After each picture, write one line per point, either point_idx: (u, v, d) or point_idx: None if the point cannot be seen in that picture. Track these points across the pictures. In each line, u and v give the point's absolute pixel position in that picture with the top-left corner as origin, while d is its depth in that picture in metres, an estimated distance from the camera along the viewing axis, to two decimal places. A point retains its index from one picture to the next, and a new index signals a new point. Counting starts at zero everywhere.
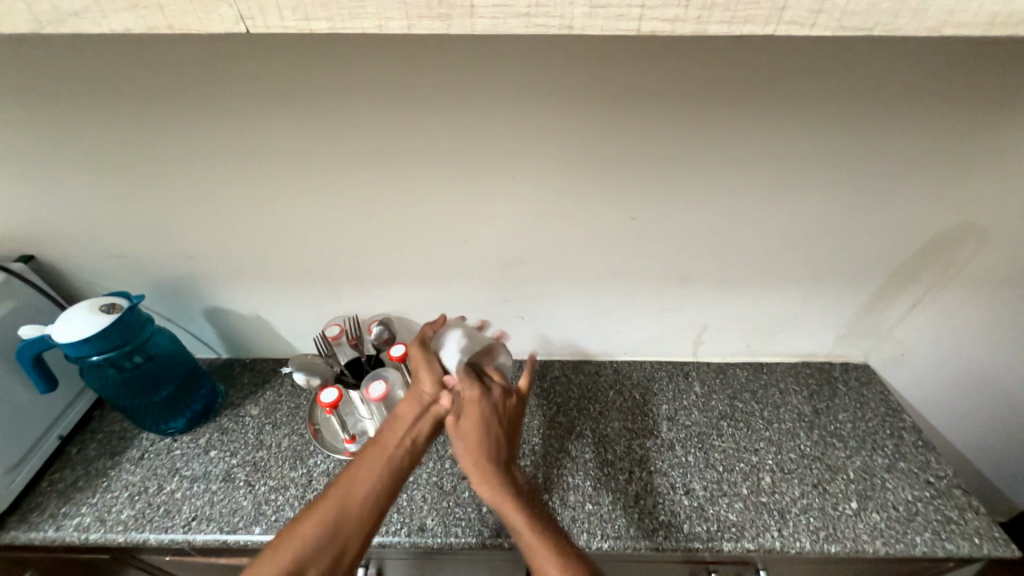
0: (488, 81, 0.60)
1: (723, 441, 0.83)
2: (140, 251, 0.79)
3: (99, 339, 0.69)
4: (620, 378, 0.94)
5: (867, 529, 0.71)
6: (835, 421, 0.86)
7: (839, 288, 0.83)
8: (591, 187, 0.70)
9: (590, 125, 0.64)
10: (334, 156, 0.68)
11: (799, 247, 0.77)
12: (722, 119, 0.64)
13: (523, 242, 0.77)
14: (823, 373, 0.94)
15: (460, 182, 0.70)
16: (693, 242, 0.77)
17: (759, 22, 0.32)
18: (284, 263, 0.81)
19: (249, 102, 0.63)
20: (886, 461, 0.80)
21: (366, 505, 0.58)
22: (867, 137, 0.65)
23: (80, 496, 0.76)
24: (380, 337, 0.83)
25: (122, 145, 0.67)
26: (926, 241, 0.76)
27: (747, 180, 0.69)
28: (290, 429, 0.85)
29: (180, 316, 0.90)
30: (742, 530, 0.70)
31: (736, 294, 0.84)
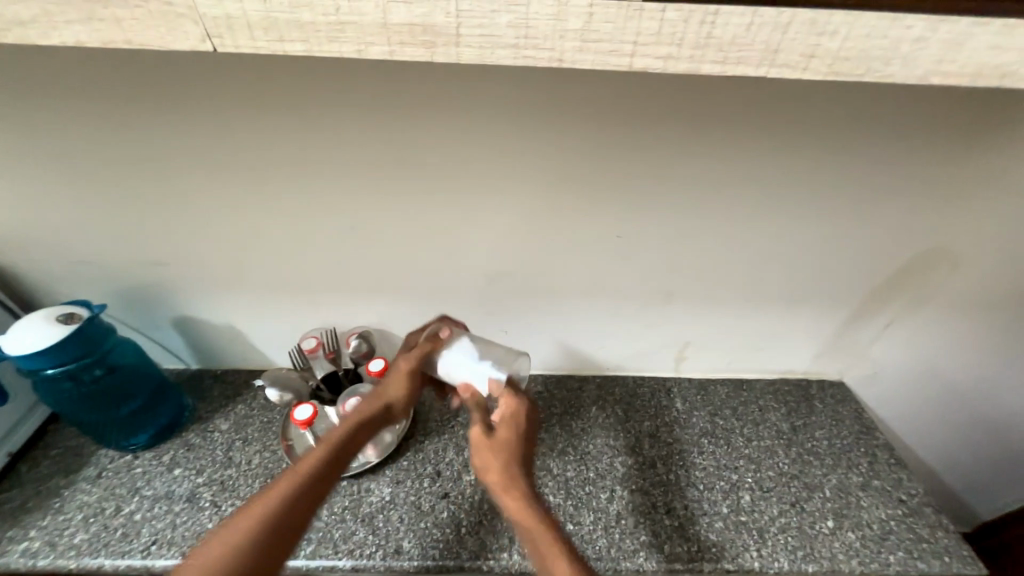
0: (475, 96, 0.59)
1: (704, 458, 0.83)
2: (105, 257, 0.75)
3: (53, 354, 0.65)
4: (603, 394, 0.93)
5: (842, 548, 0.71)
6: (812, 438, 0.87)
7: (817, 307, 0.85)
8: (577, 204, 0.70)
9: (578, 143, 0.64)
10: (313, 167, 0.65)
11: (780, 267, 0.79)
12: (707, 143, 0.64)
13: (508, 257, 0.76)
14: (800, 390, 0.95)
15: (445, 195, 0.69)
16: (677, 260, 0.77)
17: (752, 63, 0.32)
18: (259, 273, 0.78)
19: (225, 109, 0.60)
20: (861, 479, 0.81)
21: (292, 518, 0.52)
22: (847, 163, 0.66)
23: (29, 518, 0.71)
24: (357, 351, 0.81)
25: (87, 149, 0.63)
26: (900, 264, 0.78)
27: (730, 202, 0.70)
28: (261, 445, 0.82)
29: (146, 326, 0.86)
30: (723, 551, 0.70)
31: (718, 312, 0.85)
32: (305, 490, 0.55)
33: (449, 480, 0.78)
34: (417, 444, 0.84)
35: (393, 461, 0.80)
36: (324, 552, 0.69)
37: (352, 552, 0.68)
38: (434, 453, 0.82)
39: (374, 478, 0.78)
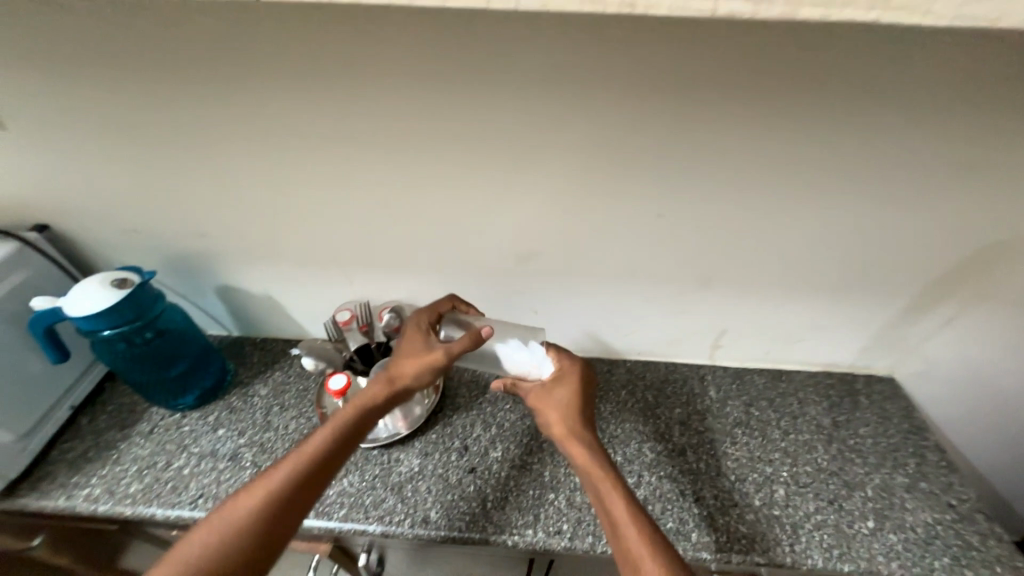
0: (517, 64, 0.57)
1: (736, 449, 0.81)
2: (153, 225, 0.78)
3: (111, 314, 0.68)
4: (633, 379, 0.92)
5: (882, 550, 0.68)
6: (855, 436, 0.83)
7: (871, 298, 0.79)
8: (616, 181, 0.67)
9: (621, 115, 0.60)
10: (350, 138, 0.65)
11: (833, 253, 0.74)
12: (763, 116, 0.59)
13: (541, 236, 0.74)
14: (844, 385, 0.91)
15: (479, 170, 0.67)
16: (720, 243, 0.73)
17: (862, 6, 0.30)
18: (296, 245, 0.79)
19: (263, 78, 0.60)
20: (907, 481, 0.77)
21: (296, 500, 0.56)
22: (922, 141, 0.60)
23: (90, 466, 0.77)
24: (388, 325, 0.80)
25: (136, 117, 0.65)
26: (971, 255, 0.71)
27: (784, 181, 0.66)
28: (297, 412, 0.85)
29: (191, 293, 0.90)
30: (753, 543, 0.69)
31: (760, 299, 0.81)
32: (305, 469, 0.58)
33: (476, 456, 0.79)
34: (445, 419, 0.85)
35: (422, 434, 0.82)
36: (355, 516, 0.71)
37: (382, 518, 0.71)
38: (462, 429, 0.83)
39: (403, 448, 0.80)
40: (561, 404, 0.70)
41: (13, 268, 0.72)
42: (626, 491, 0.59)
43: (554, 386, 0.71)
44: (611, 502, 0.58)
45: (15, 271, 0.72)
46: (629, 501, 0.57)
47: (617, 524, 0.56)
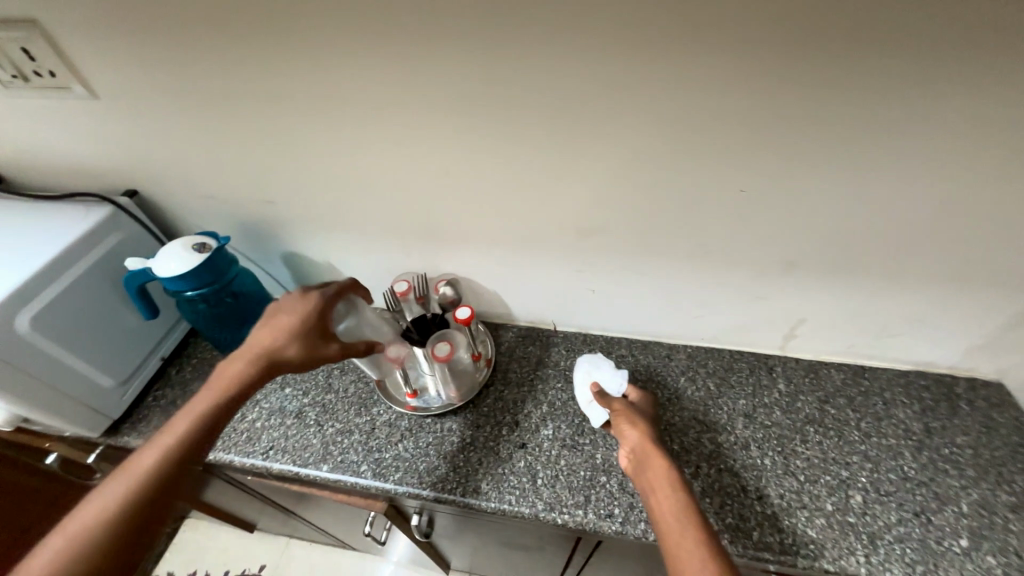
0: (593, 19, 0.51)
1: (807, 448, 0.75)
2: (227, 192, 0.82)
3: (192, 277, 0.73)
4: (694, 365, 0.87)
5: (976, 572, 0.61)
6: (951, 445, 0.74)
7: (991, 292, 0.68)
8: (695, 152, 0.61)
9: (709, 77, 0.53)
10: (412, 107, 0.63)
11: (951, 240, 0.63)
12: (889, 75, 0.50)
13: (606, 211, 0.70)
14: (940, 387, 0.81)
15: (544, 139, 0.63)
16: (810, 224, 0.66)
17: None
18: (357, 215, 0.80)
19: (328, 43, 0.58)
20: (1013, 500, 0.68)
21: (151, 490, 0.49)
22: None
23: None
24: (445, 297, 0.85)
25: (210, 87, 0.67)
26: None
27: (900, 154, 0.56)
28: (356, 376, 0.89)
29: (261, 259, 0.95)
30: (822, 549, 0.64)
31: (850, 287, 0.72)
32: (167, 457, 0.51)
33: (526, 432, 0.79)
34: (497, 393, 0.85)
35: (474, 406, 0.83)
36: (410, 480, 0.74)
37: (435, 484, 0.73)
38: (513, 405, 0.83)
39: (455, 419, 0.81)
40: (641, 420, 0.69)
41: (109, 230, 0.78)
42: (694, 502, 0.54)
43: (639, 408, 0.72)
44: (675, 510, 0.53)
45: (111, 233, 0.78)
46: (694, 511, 0.53)
47: (677, 531, 0.51)
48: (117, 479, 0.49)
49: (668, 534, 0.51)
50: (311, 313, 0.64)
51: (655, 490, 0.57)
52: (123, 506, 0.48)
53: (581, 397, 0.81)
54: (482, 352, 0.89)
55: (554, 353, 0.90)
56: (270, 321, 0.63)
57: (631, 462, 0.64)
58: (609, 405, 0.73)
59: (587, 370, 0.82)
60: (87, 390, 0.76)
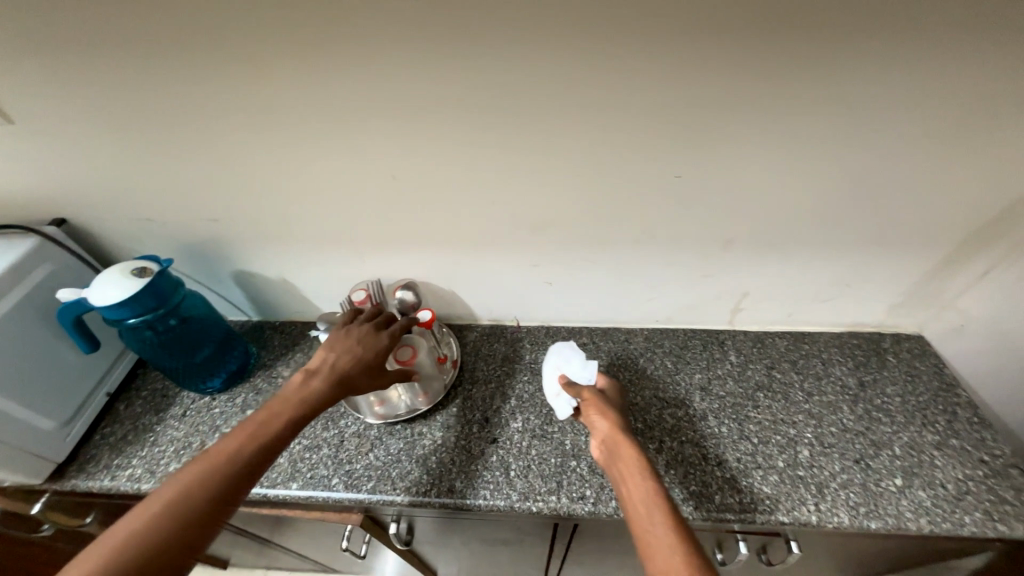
0: (519, 22, 0.53)
1: (759, 412, 0.80)
2: (166, 214, 0.79)
3: (134, 303, 0.70)
4: (651, 346, 0.91)
5: (911, 506, 0.67)
6: (882, 395, 0.81)
7: (902, 254, 0.76)
8: (629, 143, 0.64)
9: (632, 70, 0.57)
10: (356, 114, 0.63)
11: (862, 208, 0.70)
12: (790, 63, 0.55)
13: (554, 205, 0.73)
14: (870, 344, 0.89)
15: (486, 138, 0.65)
16: (739, 204, 0.71)
17: None
18: (308, 227, 0.79)
19: (260, 56, 0.58)
20: (937, 438, 0.75)
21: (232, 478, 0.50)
22: (968, 81, 0.55)
23: (130, 449, 0.80)
24: (405, 302, 0.85)
25: (139, 106, 0.64)
26: (1016, 202, 0.67)
27: (810, 134, 0.62)
28: None
29: (209, 280, 0.91)
30: (777, 503, 0.69)
31: (783, 259, 0.78)
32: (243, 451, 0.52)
33: (497, 427, 0.80)
34: (465, 393, 0.86)
35: (443, 407, 0.83)
36: (383, 488, 0.73)
37: (408, 488, 0.73)
38: (482, 402, 0.84)
39: (425, 422, 0.81)
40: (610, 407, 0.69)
41: (37, 262, 0.74)
42: (662, 490, 0.55)
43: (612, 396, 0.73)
44: (644, 499, 0.54)
45: (39, 264, 0.74)
46: (662, 498, 0.53)
47: (644, 517, 0.52)
48: (202, 461, 0.50)
49: (638, 523, 0.52)
50: (381, 346, 0.70)
51: (623, 480, 0.58)
52: (213, 485, 0.49)
53: (550, 390, 0.80)
54: (447, 354, 0.89)
55: (519, 347, 0.93)
56: (343, 345, 0.67)
57: (602, 452, 0.64)
58: (578, 393, 0.73)
59: (556, 363, 0.80)
60: (26, 434, 0.71)
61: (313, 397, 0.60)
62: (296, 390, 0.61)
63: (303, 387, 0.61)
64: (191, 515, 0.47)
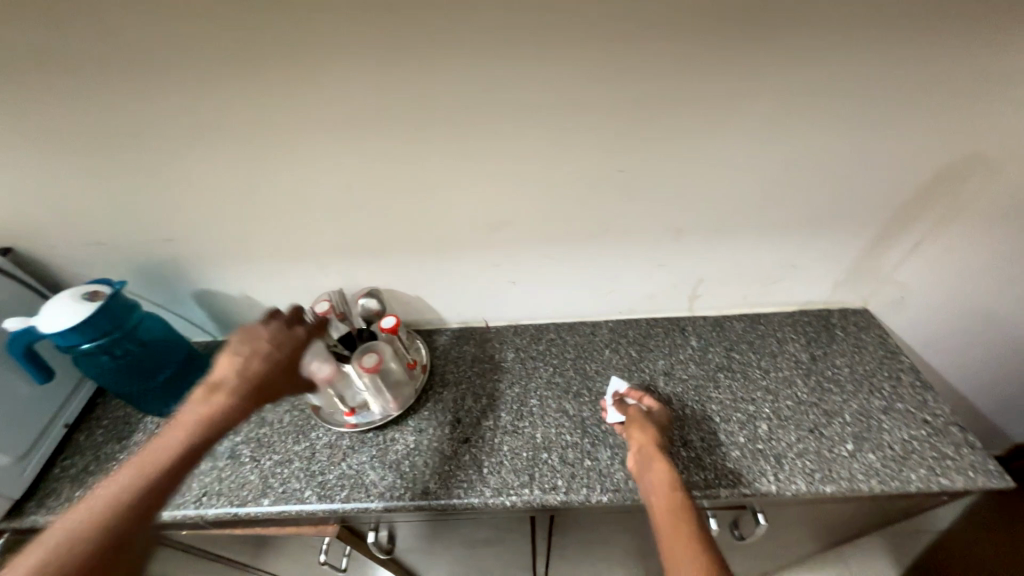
0: (457, 28, 0.56)
1: (719, 392, 0.83)
2: (118, 236, 0.78)
3: (89, 326, 0.68)
4: (616, 337, 0.94)
5: (862, 469, 0.71)
6: (833, 366, 0.86)
7: (837, 233, 0.81)
8: (572, 141, 0.67)
9: (567, 73, 0.61)
10: (307, 125, 0.65)
11: (795, 192, 0.75)
12: (708, 59, 0.60)
13: (508, 205, 0.75)
14: (821, 320, 0.94)
15: (435, 143, 0.67)
16: (683, 193, 0.74)
17: None
18: (265, 240, 0.79)
19: (204, 72, 0.59)
20: (884, 403, 0.80)
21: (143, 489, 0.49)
22: (871, 67, 0.61)
23: (93, 479, 0.78)
24: (370, 309, 0.84)
25: (84, 127, 0.64)
26: (931, 177, 0.72)
27: (738, 125, 0.66)
28: (290, 405, 0.87)
29: (169, 301, 0.90)
30: (739, 476, 0.72)
31: (730, 244, 0.82)
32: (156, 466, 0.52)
33: (469, 426, 0.81)
34: (437, 396, 0.86)
35: (414, 412, 0.84)
36: (357, 495, 0.73)
37: (383, 495, 0.73)
38: (453, 403, 0.85)
39: (397, 428, 0.82)
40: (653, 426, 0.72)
41: None
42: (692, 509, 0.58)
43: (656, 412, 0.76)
44: (672, 512, 0.58)
45: None
46: (690, 517, 0.56)
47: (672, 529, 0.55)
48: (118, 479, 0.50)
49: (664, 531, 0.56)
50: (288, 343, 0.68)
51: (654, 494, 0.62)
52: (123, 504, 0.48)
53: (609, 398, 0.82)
54: (417, 359, 0.90)
55: (487, 347, 0.94)
56: (246, 349, 0.65)
57: (636, 462, 0.68)
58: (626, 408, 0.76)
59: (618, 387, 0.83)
60: None
61: (220, 410, 0.58)
62: (197, 406, 0.59)
63: (206, 403, 0.59)
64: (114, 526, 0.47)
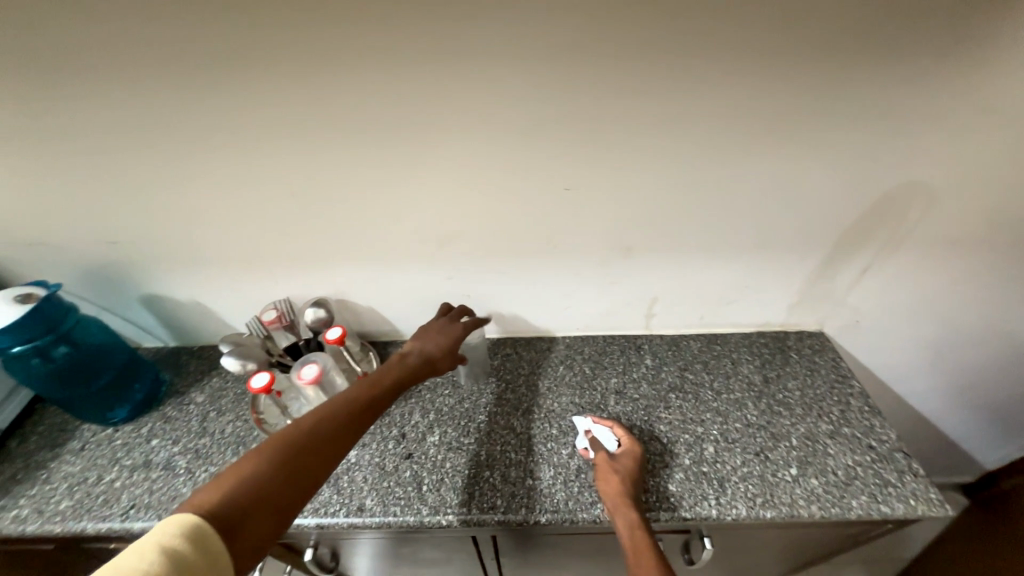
0: (395, 43, 0.57)
1: (670, 413, 0.83)
2: (62, 238, 0.76)
3: (19, 330, 0.67)
4: (572, 354, 0.93)
5: (804, 494, 0.70)
6: (784, 390, 0.86)
7: (786, 256, 0.82)
8: (516, 159, 0.68)
9: (507, 90, 0.61)
10: (249, 132, 0.65)
11: (741, 214, 0.76)
12: (644, 82, 0.61)
13: (458, 219, 0.75)
14: (775, 342, 0.94)
15: (380, 154, 0.67)
16: (631, 213, 0.75)
17: None
18: (213, 246, 0.78)
19: (143, 76, 0.59)
20: (831, 427, 0.80)
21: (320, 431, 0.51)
22: (804, 94, 0.62)
23: (19, 488, 0.75)
24: (317, 319, 0.83)
25: (22, 126, 0.63)
26: (873, 203, 0.74)
27: (680, 146, 0.67)
28: (234, 415, 0.85)
29: (113, 304, 0.88)
30: (681, 500, 0.71)
31: (682, 264, 0.83)
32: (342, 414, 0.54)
33: (413, 442, 0.80)
34: (384, 409, 0.85)
35: None
36: None
37: (317, 510, 0.71)
38: (400, 417, 0.83)
39: None
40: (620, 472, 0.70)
41: None
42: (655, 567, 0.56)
43: (624, 453, 0.73)
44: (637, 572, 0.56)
45: None
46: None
47: None
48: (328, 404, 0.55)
49: None
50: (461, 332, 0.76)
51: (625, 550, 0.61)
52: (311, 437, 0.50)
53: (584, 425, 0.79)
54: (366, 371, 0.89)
55: None
56: (430, 331, 0.74)
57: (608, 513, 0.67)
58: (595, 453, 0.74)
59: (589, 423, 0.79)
60: None
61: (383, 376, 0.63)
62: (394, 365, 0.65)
63: (404, 361, 0.67)
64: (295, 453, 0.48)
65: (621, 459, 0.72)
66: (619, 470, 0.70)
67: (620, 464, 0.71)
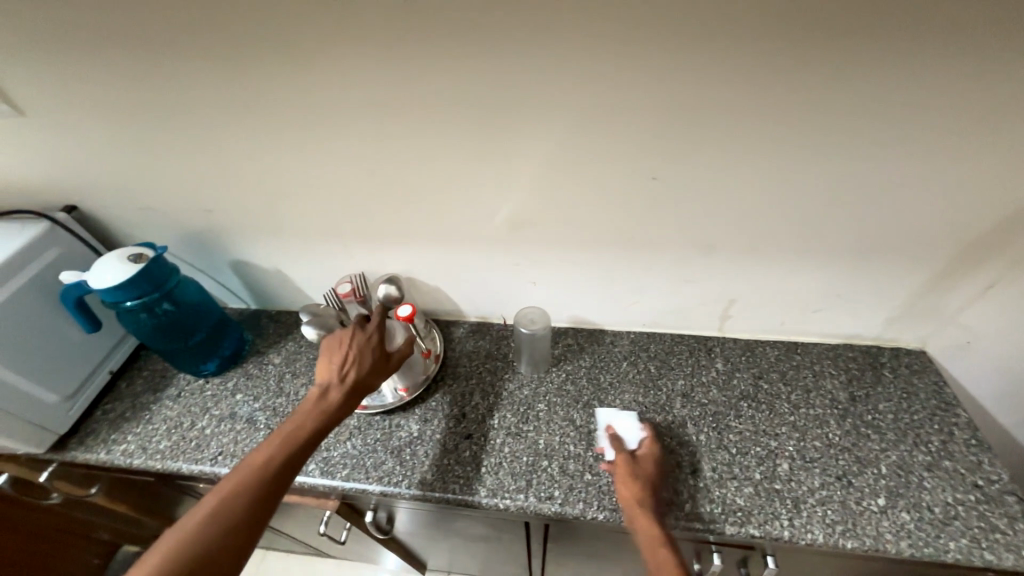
0: (490, 20, 0.55)
1: (740, 423, 0.78)
2: (167, 202, 0.82)
3: (130, 287, 0.74)
4: (636, 350, 0.90)
5: (891, 528, 0.65)
6: (874, 411, 0.78)
7: (896, 264, 0.73)
8: (602, 145, 0.64)
9: (603, 71, 0.57)
10: (339, 109, 0.65)
11: (849, 216, 0.68)
12: (759, 64, 0.55)
13: (532, 205, 0.73)
14: (867, 358, 0.86)
15: (462, 135, 0.66)
16: (720, 208, 0.69)
17: None
18: (296, 218, 0.82)
19: (246, 52, 0.61)
20: (928, 459, 0.72)
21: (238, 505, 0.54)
22: (954, 83, 0.53)
23: (128, 425, 0.85)
24: (388, 296, 0.84)
25: (140, 97, 0.68)
26: (1017, 212, 0.63)
27: (790, 137, 0.60)
28: (307, 378, 0.90)
29: (206, 267, 0.95)
30: (749, 516, 0.67)
31: (769, 266, 0.76)
32: (260, 476, 0.57)
33: (473, 423, 0.81)
34: (446, 387, 0.87)
35: (422, 401, 0.84)
36: (357, 475, 0.75)
37: (382, 478, 0.74)
38: (461, 397, 0.85)
39: (404, 415, 0.83)
40: (643, 473, 0.69)
41: (46, 245, 0.78)
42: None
43: (646, 456, 0.71)
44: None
45: (48, 247, 0.78)
46: None
47: None
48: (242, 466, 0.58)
49: None
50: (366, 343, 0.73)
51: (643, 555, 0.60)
52: (226, 515, 0.53)
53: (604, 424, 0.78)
54: (431, 349, 0.91)
55: (501, 343, 0.93)
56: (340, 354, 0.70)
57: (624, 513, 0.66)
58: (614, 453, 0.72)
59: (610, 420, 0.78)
60: (31, 405, 0.76)
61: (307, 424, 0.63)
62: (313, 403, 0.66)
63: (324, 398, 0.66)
64: (210, 537, 0.52)
65: (644, 460, 0.71)
66: (641, 471, 0.69)
67: (644, 465, 0.70)
